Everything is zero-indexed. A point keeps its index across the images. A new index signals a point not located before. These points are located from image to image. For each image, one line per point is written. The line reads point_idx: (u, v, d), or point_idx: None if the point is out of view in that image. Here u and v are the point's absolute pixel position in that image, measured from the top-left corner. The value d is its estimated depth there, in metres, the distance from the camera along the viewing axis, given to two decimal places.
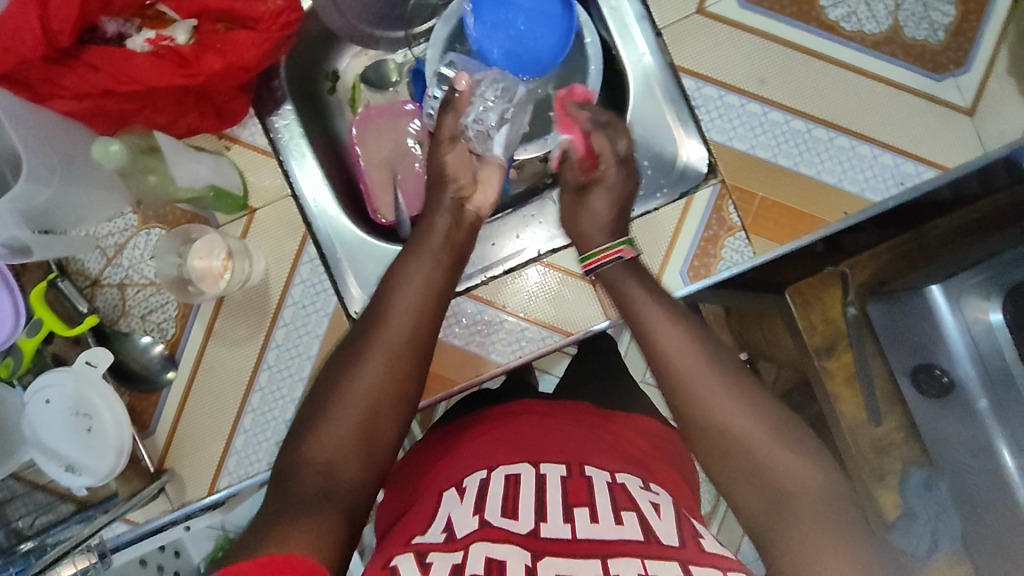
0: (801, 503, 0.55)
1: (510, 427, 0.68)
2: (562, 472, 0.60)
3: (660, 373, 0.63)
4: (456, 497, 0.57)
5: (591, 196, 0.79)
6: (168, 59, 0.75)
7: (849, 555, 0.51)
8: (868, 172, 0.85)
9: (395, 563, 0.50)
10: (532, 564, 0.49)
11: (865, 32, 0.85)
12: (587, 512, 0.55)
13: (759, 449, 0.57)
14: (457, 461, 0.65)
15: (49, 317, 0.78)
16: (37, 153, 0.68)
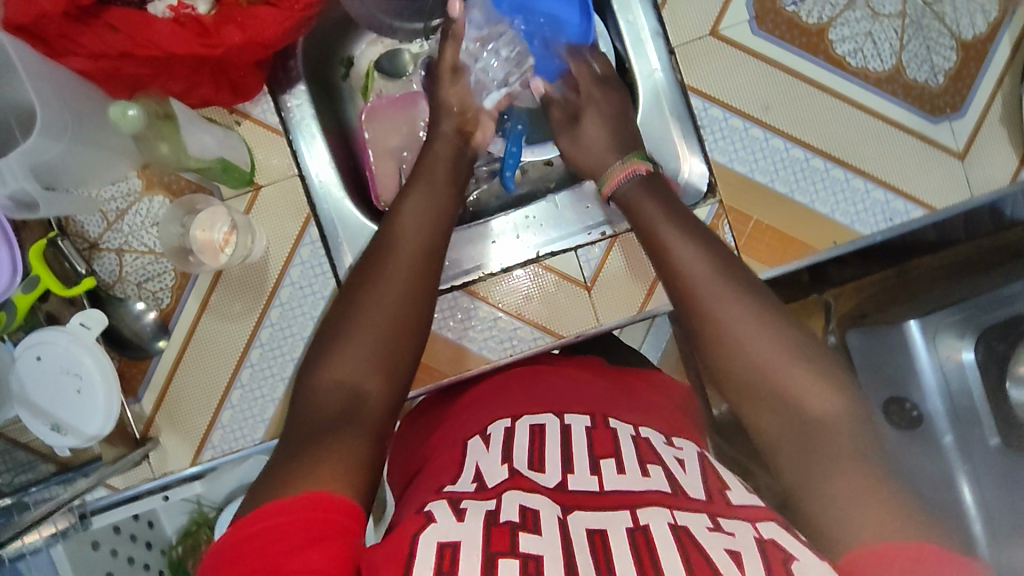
0: (826, 427, 0.54)
1: (536, 385, 0.71)
2: (585, 423, 0.62)
3: (677, 289, 0.63)
4: (483, 447, 0.60)
5: (583, 123, 0.83)
6: (189, 28, 0.74)
7: (884, 490, 0.51)
8: (859, 205, 0.87)
9: (430, 509, 0.51)
10: (563, 517, 0.50)
11: (870, 69, 0.87)
12: (612, 463, 0.56)
13: (777, 377, 0.57)
14: (479, 415, 0.68)
15: (47, 277, 0.77)
16: (52, 110, 0.68)
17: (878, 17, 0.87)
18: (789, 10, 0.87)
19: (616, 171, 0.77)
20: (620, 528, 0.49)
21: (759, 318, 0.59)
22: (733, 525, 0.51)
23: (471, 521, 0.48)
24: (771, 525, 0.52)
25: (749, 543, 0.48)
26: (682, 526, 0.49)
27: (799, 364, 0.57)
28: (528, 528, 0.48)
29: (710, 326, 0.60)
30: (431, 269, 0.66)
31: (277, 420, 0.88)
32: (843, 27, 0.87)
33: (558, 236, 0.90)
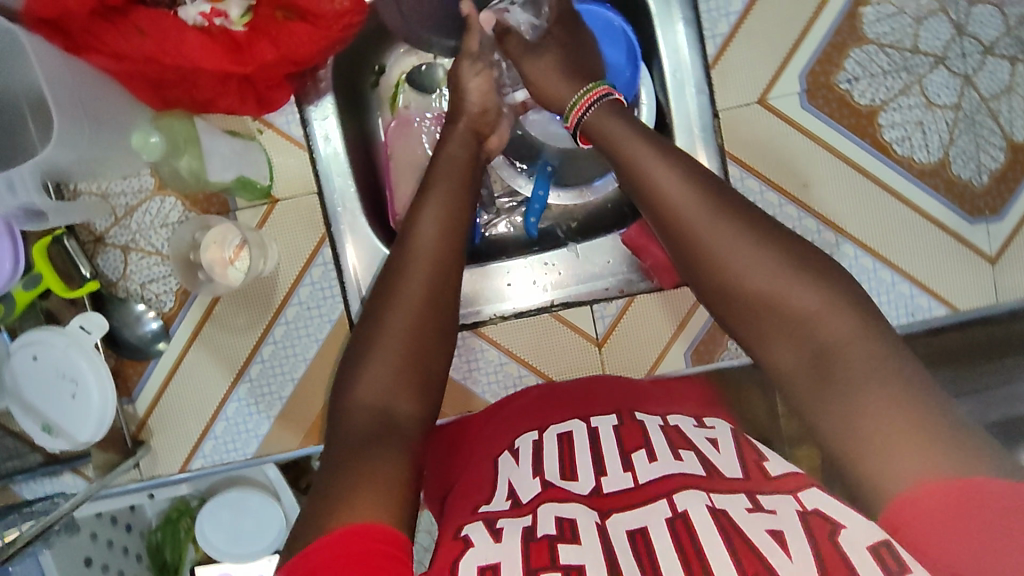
0: (840, 346, 0.52)
1: (563, 397, 0.71)
2: (612, 423, 0.63)
3: (663, 223, 0.60)
4: (513, 459, 0.61)
5: (542, 57, 0.78)
6: (219, 41, 0.70)
7: (918, 420, 0.48)
8: (883, 296, 0.86)
9: (467, 532, 0.51)
10: (602, 522, 0.50)
11: (914, 159, 0.84)
12: (644, 454, 0.57)
13: (781, 292, 0.54)
14: (505, 430, 0.69)
15: (49, 276, 0.75)
16: (69, 120, 0.64)
17: (932, 106, 0.84)
18: (842, 87, 0.84)
19: (581, 96, 0.73)
20: (661, 520, 0.49)
21: (760, 245, 0.56)
22: (774, 501, 0.51)
23: (509, 541, 0.48)
24: (813, 495, 0.51)
25: (793, 519, 0.48)
26: (721, 509, 0.49)
27: (802, 288, 0.54)
28: (568, 538, 0.48)
29: (711, 260, 0.57)
30: (451, 261, 0.66)
31: (272, 435, 0.87)
32: (894, 112, 0.84)
33: (576, 286, 0.89)
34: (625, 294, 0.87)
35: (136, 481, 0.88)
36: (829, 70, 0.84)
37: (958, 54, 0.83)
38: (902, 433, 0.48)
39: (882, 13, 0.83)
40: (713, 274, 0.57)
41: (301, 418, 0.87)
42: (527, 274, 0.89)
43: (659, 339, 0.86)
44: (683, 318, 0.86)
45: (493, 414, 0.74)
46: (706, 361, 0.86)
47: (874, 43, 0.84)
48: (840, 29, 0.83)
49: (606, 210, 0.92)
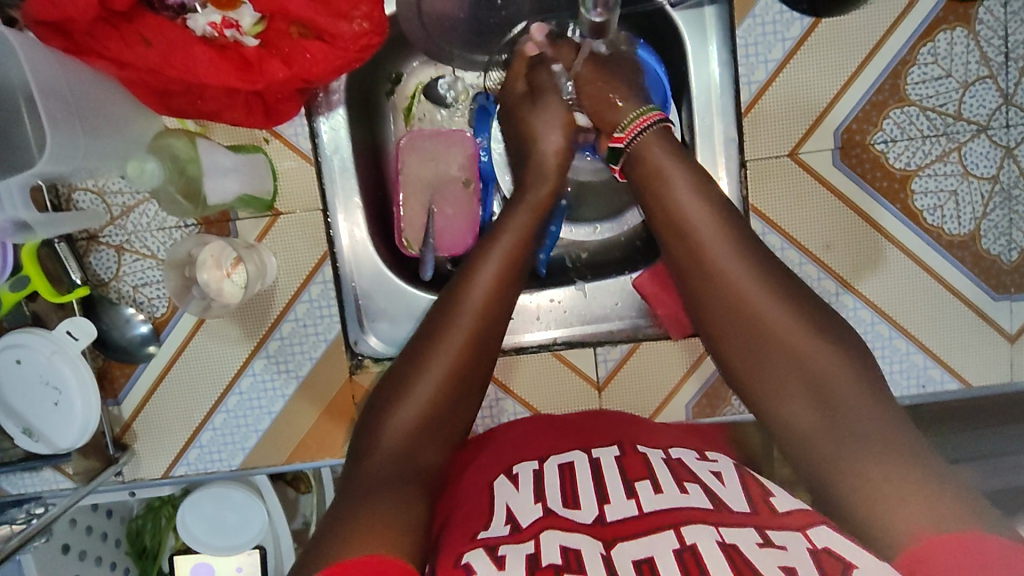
0: (852, 408, 0.55)
1: (564, 425, 0.71)
2: (614, 453, 0.63)
3: (689, 258, 0.64)
4: (511, 486, 0.60)
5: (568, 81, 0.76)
6: (229, 58, 0.67)
7: (924, 490, 0.50)
8: (895, 365, 0.84)
9: (467, 559, 0.50)
10: (608, 553, 0.50)
11: (944, 230, 0.81)
12: (648, 485, 0.57)
13: (797, 344, 0.58)
14: (501, 455, 0.68)
15: (38, 279, 0.72)
16: (64, 132, 0.63)
17: (969, 176, 0.80)
18: (877, 147, 0.81)
19: (632, 118, 0.71)
20: (668, 551, 0.49)
21: (784, 303, 0.60)
22: (784, 537, 0.50)
23: (513, 569, 0.47)
24: (823, 531, 0.51)
25: (804, 556, 0.47)
26: (730, 544, 0.49)
27: (814, 347, 0.58)
28: (574, 570, 0.47)
29: (740, 312, 0.61)
30: (498, 310, 0.64)
31: (258, 450, 0.85)
32: (928, 178, 0.81)
33: (581, 324, 0.87)
34: (630, 339, 0.85)
35: (118, 483, 0.85)
36: (865, 129, 0.80)
37: (1003, 124, 0.80)
38: (911, 486, 0.50)
39: (928, 74, 0.79)
40: (742, 327, 0.61)
41: (286, 438, 0.84)
42: (533, 309, 0.87)
43: (661, 389, 0.84)
44: (687, 372, 0.84)
45: (485, 443, 0.73)
46: (708, 415, 0.84)
47: (915, 105, 0.80)
48: (882, 87, 0.80)
49: (614, 246, 0.92)
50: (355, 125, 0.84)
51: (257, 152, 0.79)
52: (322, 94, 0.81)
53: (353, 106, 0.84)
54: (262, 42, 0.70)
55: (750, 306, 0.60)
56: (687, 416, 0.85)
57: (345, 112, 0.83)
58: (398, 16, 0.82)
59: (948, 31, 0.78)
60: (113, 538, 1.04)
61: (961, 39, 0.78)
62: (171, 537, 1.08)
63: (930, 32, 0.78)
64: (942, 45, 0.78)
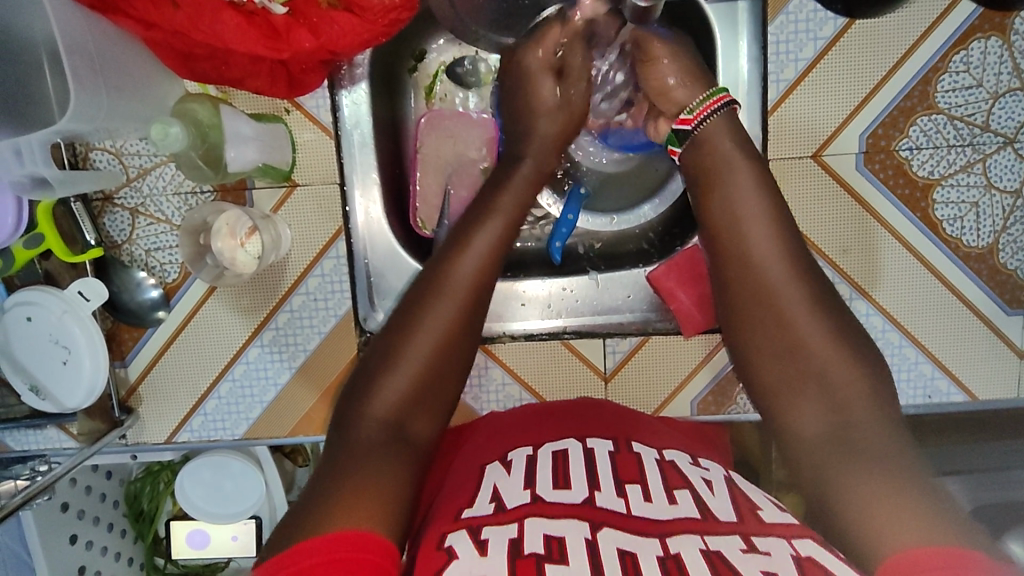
0: (865, 430, 0.56)
1: (565, 416, 0.71)
2: (609, 447, 0.63)
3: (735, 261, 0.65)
4: (502, 470, 0.60)
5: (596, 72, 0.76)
6: (258, 25, 0.67)
7: (920, 509, 0.50)
8: (903, 373, 0.84)
9: (450, 542, 0.50)
10: (592, 536, 0.50)
11: (963, 241, 0.81)
12: (639, 489, 0.57)
13: (825, 369, 0.59)
14: (498, 437, 0.68)
15: (52, 238, 0.72)
16: (88, 90, 0.62)
17: (991, 188, 0.80)
18: (901, 154, 0.80)
19: (700, 101, 0.71)
20: (652, 554, 0.49)
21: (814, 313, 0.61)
22: (768, 543, 0.51)
23: (494, 556, 0.47)
24: (808, 543, 0.51)
25: (787, 562, 0.48)
26: (715, 551, 0.49)
27: (834, 373, 0.59)
28: (556, 558, 0.47)
29: (770, 306, 0.62)
30: (491, 282, 0.65)
31: (261, 422, 0.85)
32: (951, 189, 0.80)
33: (591, 315, 0.86)
34: (640, 332, 0.85)
35: (121, 445, 0.85)
36: (891, 135, 0.80)
37: None
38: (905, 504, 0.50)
39: (959, 83, 0.78)
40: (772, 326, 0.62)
41: (291, 411, 0.84)
42: (543, 296, 0.87)
43: (667, 383, 0.84)
44: (694, 368, 0.84)
45: (483, 424, 0.73)
46: (712, 412, 0.84)
47: (944, 113, 0.79)
48: (911, 93, 0.79)
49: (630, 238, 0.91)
50: (376, 100, 0.83)
51: (278, 122, 0.79)
52: (346, 67, 0.80)
53: (375, 82, 0.83)
54: (289, 10, 0.69)
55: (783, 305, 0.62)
56: (692, 412, 0.85)
57: (367, 86, 0.82)
58: None
59: (982, 39, 0.77)
60: (111, 499, 1.04)
61: (995, 49, 0.78)
62: (167, 502, 1.09)
63: (964, 40, 0.77)
64: (975, 54, 0.78)
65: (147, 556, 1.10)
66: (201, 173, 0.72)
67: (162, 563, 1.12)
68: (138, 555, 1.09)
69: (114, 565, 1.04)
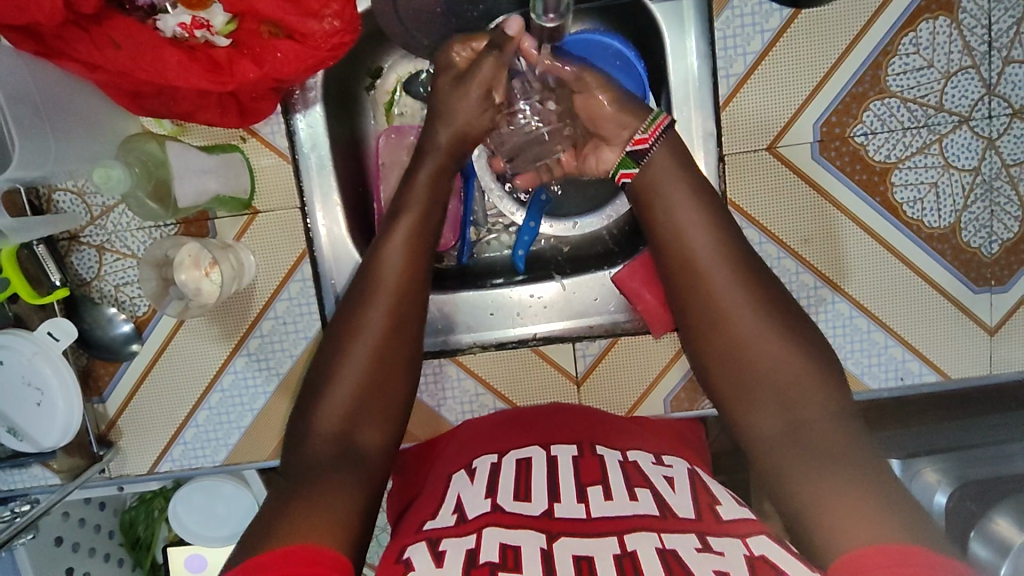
0: (810, 436, 0.57)
1: (532, 421, 0.72)
2: (572, 452, 0.64)
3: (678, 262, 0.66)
4: (467, 479, 0.61)
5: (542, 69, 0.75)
6: (199, 61, 0.67)
7: (876, 521, 0.50)
8: (873, 358, 0.84)
9: (408, 554, 0.51)
10: (548, 547, 0.50)
11: (924, 223, 0.81)
12: (600, 491, 0.57)
13: (769, 365, 0.60)
14: (467, 448, 0.69)
15: (17, 281, 0.73)
16: (33, 138, 0.63)
17: (950, 168, 0.80)
18: (857, 140, 0.80)
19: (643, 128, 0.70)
20: (609, 554, 0.49)
21: (745, 307, 0.62)
22: (723, 542, 0.51)
23: (450, 566, 0.48)
24: (761, 541, 0.52)
25: (739, 562, 0.48)
26: (670, 549, 0.49)
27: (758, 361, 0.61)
28: (510, 567, 0.47)
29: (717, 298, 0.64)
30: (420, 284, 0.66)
31: (241, 446, 0.86)
32: (909, 171, 0.80)
33: (560, 320, 0.87)
34: (609, 334, 0.85)
35: (105, 479, 0.86)
36: (845, 122, 0.80)
37: (985, 115, 0.79)
38: (856, 513, 0.51)
39: (910, 65, 0.78)
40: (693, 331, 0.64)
41: (268, 435, 0.85)
42: (512, 305, 0.87)
43: (640, 383, 0.85)
44: (663, 368, 0.84)
45: (451, 435, 0.74)
46: (686, 408, 0.85)
47: (896, 96, 0.79)
48: (862, 78, 0.79)
49: (598, 239, 0.91)
50: (333, 121, 0.84)
51: (234, 150, 0.80)
52: (299, 91, 0.81)
53: (331, 102, 0.84)
54: (233, 41, 0.69)
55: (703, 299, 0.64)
56: (666, 410, 0.85)
57: (322, 108, 0.83)
58: (374, 11, 0.82)
59: (930, 20, 0.77)
60: (106, 529, 1.06)
61: (944, 29, 0.77)
62: (163, 529, 1.10)
63: (912, 22, 0.77)
64: (924, 35, 0.78)
65: None
66: (151, 210, 0.73)
67: None
68: None
69: None
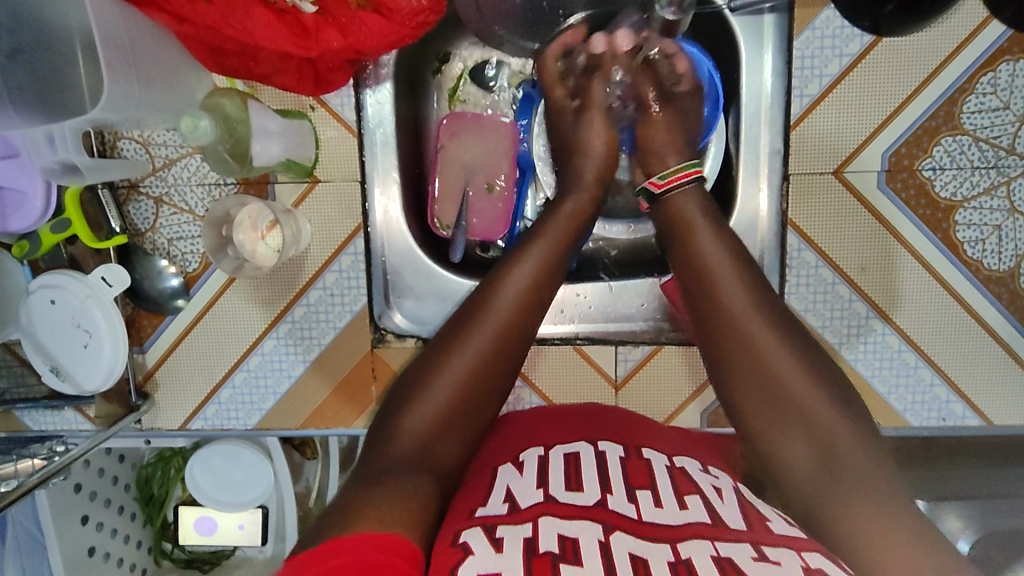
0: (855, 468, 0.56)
1: (579, 421, 0.71)
2: (619, 452, 0.63)
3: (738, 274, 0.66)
4: (515, 471, 0.60)
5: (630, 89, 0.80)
6: (288, 23, 0.68)
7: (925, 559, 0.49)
8: (917, 395, 0.83)
9: (464, 538, 0.50)
10: (605, 539, 0.50)
11: (983, 264, 0.80)
12: (649, 497, 0.56)
13: (821, 384, 0.60)
14: (509, 440, 0.69)
15: (77, 223, 0.75)
16: (121, 81, 0.64)
17: (1015, 213, 0.79)
18: (924, 173, 0.79)
19: (672, 170, 0.75)
20: (664, 560, 0.49)
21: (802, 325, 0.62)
22: (778, 553, 0.50)
23: (510, 553, 0.47)
24: (818, 556, 0.50)
25: (796, 570, 0.48)
26: (726, 556, 0.49)
27: (813, 377, 0.61)
28: (570, 559, 0.47)
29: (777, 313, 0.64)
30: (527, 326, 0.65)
31: (274, 412, 0.86)
32: (973, 211, 0.79)
33: (604, 322, 0.87)
34: (652, 341, 0.85)
35: (136, 430, 0.87)
36: (915, 154, 0.79)
37: None
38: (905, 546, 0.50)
39: (985, 105, 0.78)
40: (741, 352, 0.63)
41: (301, 405, 0.85)
42: (557, 301, 0.87)
43: (678, 394, 0.84)
44: (704, 380, 0.84)
45: (497, 427, 0.73)
46: (721, 425, 0.84)
47: (968, 134, 0.78)
48: (936, 113, 0.78)
49: (648, 247, 0.92)
50: (401, 98, 0.84)
51: (303, 118, 0.80)
52: (371, 67, 0.81)
53: (400, 82, 0.84)
54: (320, 8, 0.70)
55: (727, 314, 0.64)
56: (701, 423, 0.85)
57: (391, 87, 0.83)
58: None
59: (1011, 62, 0.77)
60: (122, 482, 1.04)
61: None
62: (178, 488, 1.09)
63: (993, 62, 0.77)
64: (1003, 76, 0.77)
65: (155, 540, 1.10)
66: (224, 165, 0.73)
67: (170, 548, 1.11)
68: (146, 538, 1.08)
69: (123, 548, 1.03)
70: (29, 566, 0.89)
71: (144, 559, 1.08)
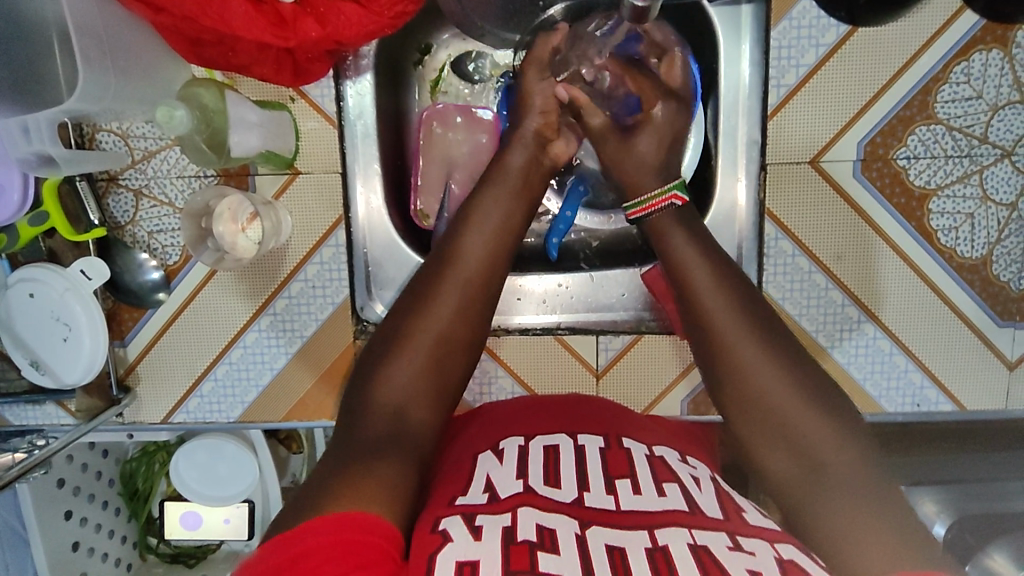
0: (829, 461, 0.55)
1: (561, 413, 0.71)
2: (600, 444, 0.64)
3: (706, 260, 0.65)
4: (495, 461, 0.61)
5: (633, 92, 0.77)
6: (264, 13, 0.69)
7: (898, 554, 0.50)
8: (892, 381, 0.84)
9: (444, 526, 0.50)
10: (582, 533, 0.50)
11: (957, 252, 0.81)
12: (628, 484, 0.57)
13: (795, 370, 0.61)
14: (491, 428, 0.69)
15: (56, 215, 0.74)
16: (97, 72, 0.64)
17: (987, 201, 0.80)
18: (899, 162, 0.80)
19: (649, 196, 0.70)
20: (641, 548, 0.49)
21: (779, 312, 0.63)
22: (752, 544, 0.51)
23: (489, 541, 0.48)
24: (790, 548, 0.52)
25: (770, 562, 0.49)
26: (702, 546, 0.49)
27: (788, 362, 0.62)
28: (547, 548, 0.48)
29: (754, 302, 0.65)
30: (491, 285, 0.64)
31: (256, 405, 0.86)
32: (947, 199, 0.81)
33: (585, 312, 0.88)
34: (633, 330, 0.86)
35: (118, 424, 0.86)
36: (889, 143, 0.80)
37: None
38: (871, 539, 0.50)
39: (959, 94, 0.79)
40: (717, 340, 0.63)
41: (284, 398, 0.85)
42: (539, 291, 0.88)
43: (658, 384, 0.85)
44: (679, 373, 0.85)
45: (477, 416, 0.74)
46: (701, 413, 0.85)
47: (942, 123, 0.79)
48: (910, 102, 0.79)
49: (629, 237, 0.93)
50: (381, 90, 0.84)
51: (282, 109, 0.80)
52: (352, 57, 0.81)
53: (381, 72, 0.84)
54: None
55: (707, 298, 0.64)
56: (681, 411, 0.86)
57: (372, 78, 0.83)
58: None
59: (983, 52, 0.78)
60: (107, 477, 1.03)
61: (996, 62, 0.78)
62: (162, 483, 1.09)
63: (966, 52, 0.78)
64: (976, 66, 0.78)
65: (140, 534, 1.10)
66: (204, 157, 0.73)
67: (155, 542, 1.12)
68: (131, 533, 1.09)
69: (107, 543, 1.03)
70: (12, 563, 0.89)
71: (129, 554, 1.08)
